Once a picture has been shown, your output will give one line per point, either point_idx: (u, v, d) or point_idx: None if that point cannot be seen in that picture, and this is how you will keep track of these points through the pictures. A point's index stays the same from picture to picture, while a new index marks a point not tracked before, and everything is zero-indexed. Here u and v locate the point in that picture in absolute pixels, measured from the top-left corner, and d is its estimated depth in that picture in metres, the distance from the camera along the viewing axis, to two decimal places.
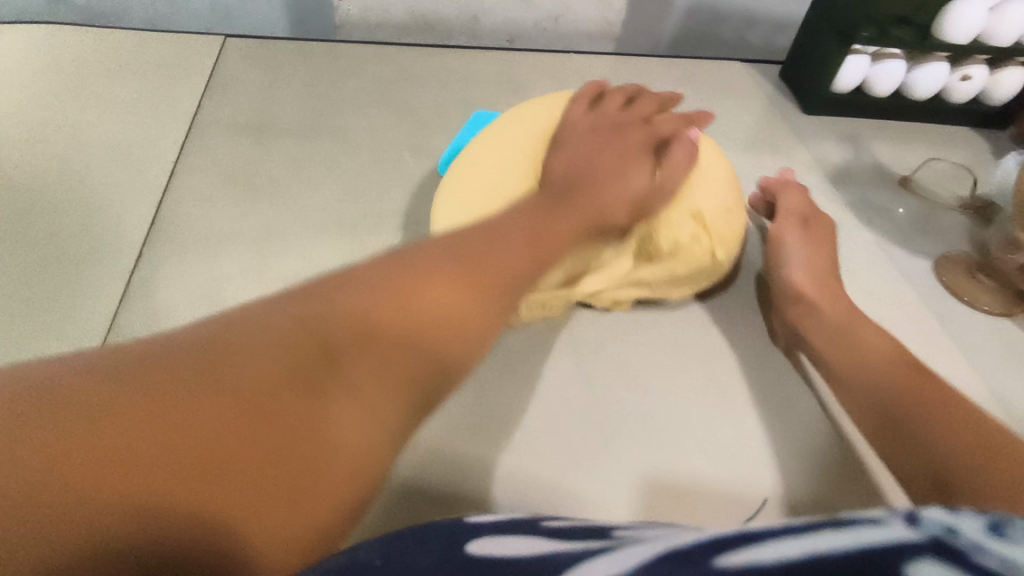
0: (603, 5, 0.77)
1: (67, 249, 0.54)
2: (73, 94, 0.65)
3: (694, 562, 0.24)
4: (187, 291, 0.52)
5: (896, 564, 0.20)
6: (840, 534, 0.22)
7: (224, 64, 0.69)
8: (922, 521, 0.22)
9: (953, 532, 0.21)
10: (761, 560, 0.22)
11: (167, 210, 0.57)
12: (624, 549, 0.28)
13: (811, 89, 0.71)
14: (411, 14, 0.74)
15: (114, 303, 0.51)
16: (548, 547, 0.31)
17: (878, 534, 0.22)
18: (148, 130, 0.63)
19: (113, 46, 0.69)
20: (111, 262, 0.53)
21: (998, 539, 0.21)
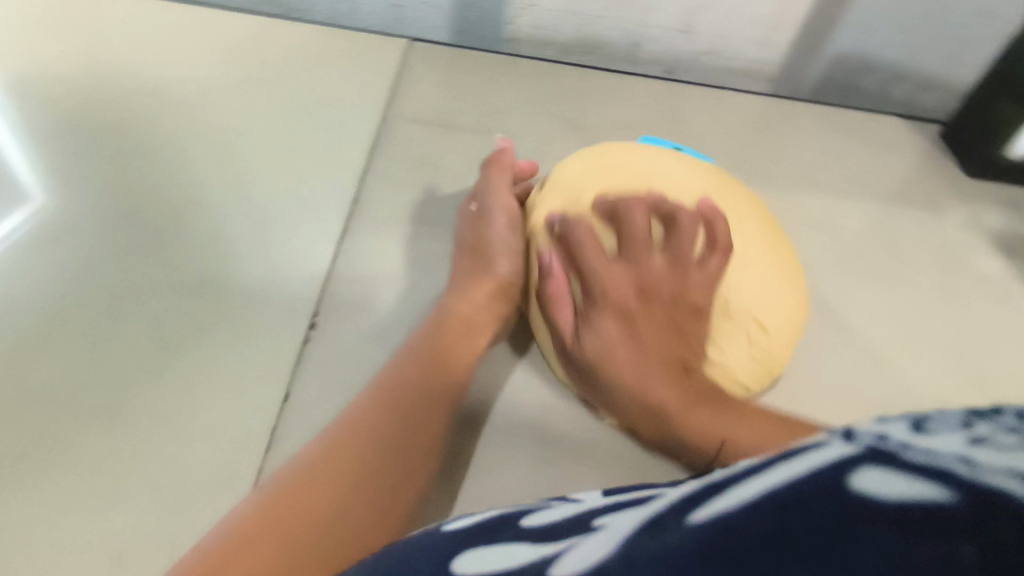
0: (764, 48, 0.78)
1: (273, 234, 0.62)
2: (275, 85, 0.73)
3: (668, 524, 0.25)
4: (382, 279, 0.60)
5: (841, 483, 0.21)
6: (787, 468, 0.22)
7: (404, 70, 0.74)
8: (857, 436, 0.22)
9: (886, 438, 0.21)
10: (728, 506, 0.23)
11: (358, 203, 0.65)
12: (596, 535, 0.29)
13: (979, 151, 0.69)
14: (577, 35, 0.77)
15: (320, 281, 0.60)
16: (536, 554, 0.30)
17: (822, 459, 0.22)
18: (337, 125, 0.69)
19: (308, 45, 0.77)
20: (313, 244, 0.62)
21: (922, 435, 0.21)
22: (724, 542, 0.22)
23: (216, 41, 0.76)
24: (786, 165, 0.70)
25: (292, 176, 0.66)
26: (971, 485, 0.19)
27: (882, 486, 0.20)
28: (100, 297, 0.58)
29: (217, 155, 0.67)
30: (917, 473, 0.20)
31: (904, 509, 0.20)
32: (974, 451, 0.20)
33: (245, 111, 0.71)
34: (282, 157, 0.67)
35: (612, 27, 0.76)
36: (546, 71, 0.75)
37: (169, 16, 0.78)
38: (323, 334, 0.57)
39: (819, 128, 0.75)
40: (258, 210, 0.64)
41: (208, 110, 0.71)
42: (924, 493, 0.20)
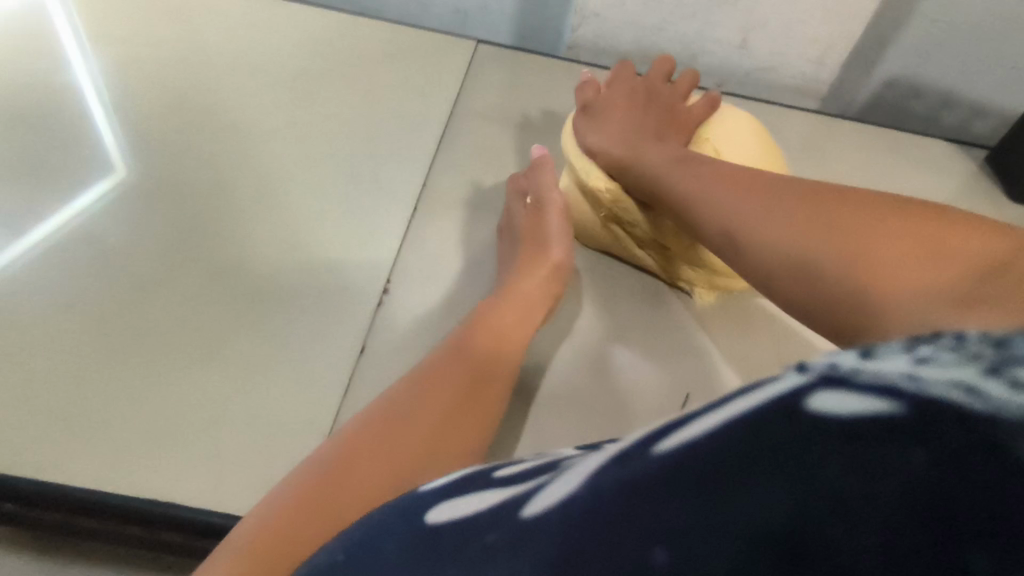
0: (815, 67, 0.81)
1: (348, 214, 0.68)
2: (353, 77, 0.79)
3: (634, 456, 0.27)
4: (445, 261, 0.66)
5: (799, 407, 0.22)
6: (748, 399, 0.24)
7: (471, 73, 0.80)
8: (810, 367, 0.23)
9: (837, 365, 0.22)
10: (692, 437, 0.25)
11: (423, 192, 0.70)
12: (569, 471, 0.31)
13: (1022, 179, 0.71)
14: (635, 45, 0.81)
15: (390, 257, 0.66)
16: (507, 493, 0.33)
17: (780, 390, 0.23)
18: (407, 120, 0.75)
19: (382, 41, 0.83)
20: (383, 226, 0.68)
21: (870, 360, 0.22)
22: (688, 463, 0.24)
23: (298, 33, 0.83)
24: (830, 180, 0.73)
25: (364, 163, 0.72)
26: (915, 399, 0.21)
27: (835, 406, 0.22)
28: (194, 259, 0.64)
29: (291, 139, 0.73)
30: (868, 390, 0.21)
31: (857, 424, 0.21)
32: (919, 369, 0.21)
33: (321, 100, 0.76)
34: (359, 144, 0.73)
35: (670, 39, 0.80)
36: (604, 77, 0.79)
37: (258, 8, 0.84)
38: (393, 302, 0.63)
39: (866, 146, 0.77)
40: (332, 191, 0.70)
41: (292, 96, 0.77)
42: (873, 409, 0.21)
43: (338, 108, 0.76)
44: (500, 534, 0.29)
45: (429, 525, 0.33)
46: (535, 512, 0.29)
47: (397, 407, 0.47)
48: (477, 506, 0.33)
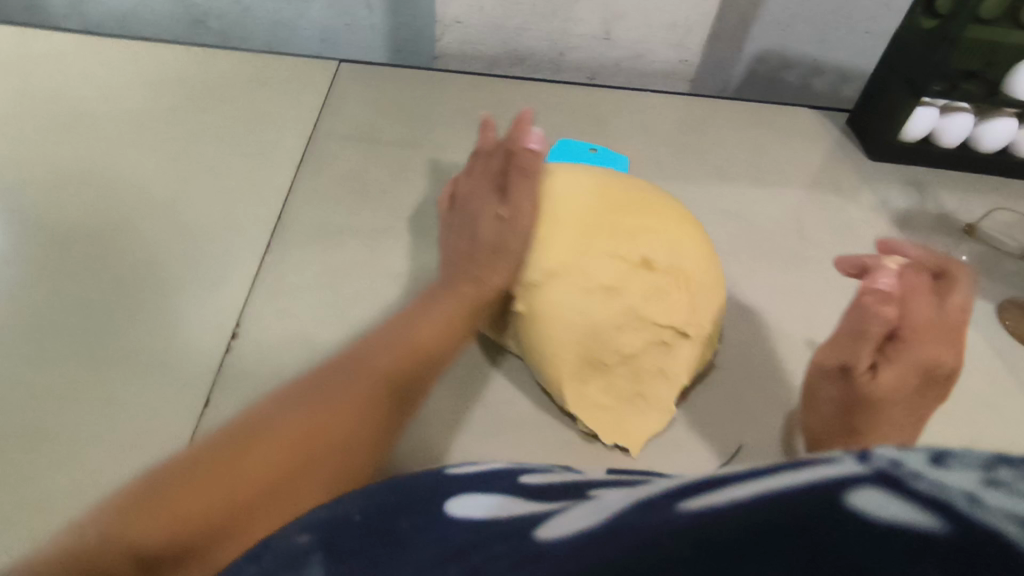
0: (680, 50, 0.83)
1: (199, 246, 0.61)
2: (207, 103, 0.73)
3: (659, 505, 0.22)
4: (311, 274, 0.60)
5: (837, 493, 0.18)
6: (792, 473, 0.20)
7: (336, 84, 0.77)
8: (871, 457, 0.19)
9: (900, 463, 0.18)
10: (729, 498, 0.20)
11: (289, 206, 0.64)
12: (585, 508, 0.30)
13: (878, 136, 0.74)
14: (504, 49, 0.82)
15: (249, 283, 0.59)
16: (524, 511, 0.31)
17: (828, 474, 0.19)
18: (271, 135, 0.70)
19: (242, 63, 0.79)
20: (246, 247, 0.61)
21: (938, 467, 0.18)
22: (713, 525, 0.19)
23: (150, 62, 0.78)
24: (703, 159, 0.74)
25: (223, 182, 0.66)
26: (963, 521, 0.16)
27: (873, 504, 0.18)
28: (19, 319, 0.55)
29: (142, 170, 0.67)
30: (918, 498, 0.17)
31: (894, 533, 0.17)
32: (986, 491, 0.17)
33: (176, 125, 0.71)
34: (214, 172, 0.67)
35: (536, 39, 0.81)
36: (475, 83, 0.79)
37: (104, 47, 0.79)
38: (249, 336, 0.55)
39: (735, 124, 0.79)
40: (188, 219, 0.63)
41: (140, 130, 0.70)
42: (914, 520, 0.17)
43: (195, 130, 0.71)
44: (508, 548, 0.26)
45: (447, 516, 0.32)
46: (553, 537, 0.25)
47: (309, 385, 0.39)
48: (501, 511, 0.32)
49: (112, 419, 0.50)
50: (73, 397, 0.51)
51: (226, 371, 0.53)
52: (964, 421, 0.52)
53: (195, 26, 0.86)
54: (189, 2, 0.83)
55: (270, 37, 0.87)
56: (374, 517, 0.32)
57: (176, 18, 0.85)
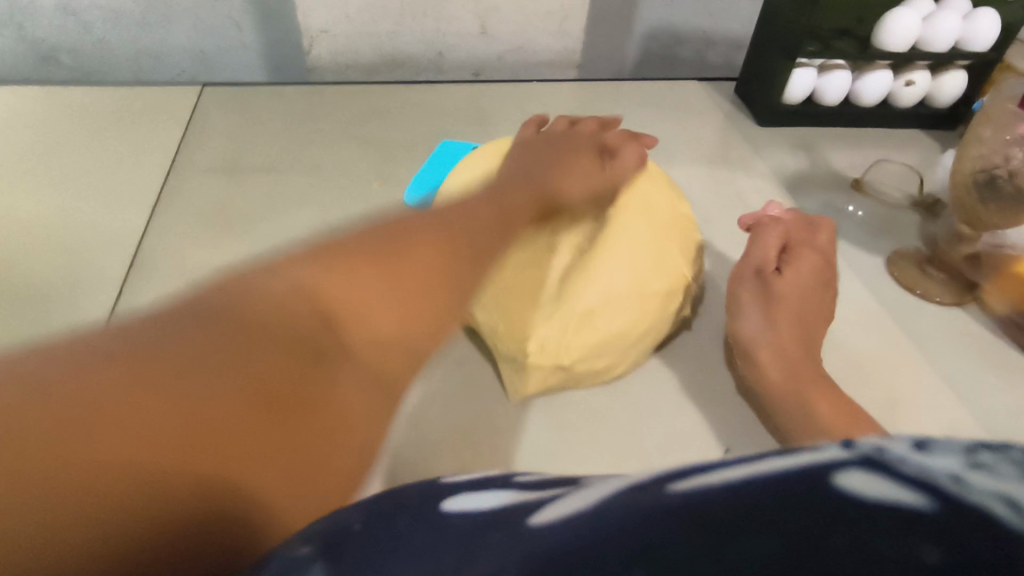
0: (562, 37, 0.81)
1: (50, 300, 0.55)
2: (60, 144, 0.68)
3: (650, 487, 0.20)
4: None
5: (823, 477, 0.17)
6: (774, 459, 0.18)
7: (203, 110, 0.72)
8: (855, 445, 0.18)
9: (884, 449, 0.17)
10: (719, 480, 0.18)
11: (148, 245, 0.60)
12: (582, 492, 0.24)
13: (763, 101, 0.75)
14: (381, 54, 0.79)
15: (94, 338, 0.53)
16: (513, 498, 0.26)
17: (809, 458, 0.18)
18: (132, 172, 0.65)
19: (97, 99, 0.73)
20: (98, 296, 0.56)
21: (922, 452, 0.17)
22: (704, 507, 0.18)
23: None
24: None
25: (77, 229, 0.61)
26: (956, 502, 0.15)
27: (865, 487, 0.17)
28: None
29: None
30: (909, 479, 0.16)
31: (887, 512, 0.16)
32: (971, 473, 0.16)
33: (21, 171, 0.65)
34: (67, 217, 0.61)
35: (411, 42, 0.78)
36: (353, 95, 0.76)
37: None
38: None
39: (624, 105, 0.78)
40: (28, 275, 0.57)
41: None
42: (905, 501, 0.16)
43: (43, 175, 0.65)
44: (504, 537, 0.22)
45: (448, 482, 0.31)
46: (545, 518, 0.21)
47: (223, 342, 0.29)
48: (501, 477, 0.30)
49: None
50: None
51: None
52: (867, 376, 0.52)
53: (45, 63, 0.79)
54: (36, 37, 0.77)
55: (132, 69, 0.81)
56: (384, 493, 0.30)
57: (22, 56, 0.78)
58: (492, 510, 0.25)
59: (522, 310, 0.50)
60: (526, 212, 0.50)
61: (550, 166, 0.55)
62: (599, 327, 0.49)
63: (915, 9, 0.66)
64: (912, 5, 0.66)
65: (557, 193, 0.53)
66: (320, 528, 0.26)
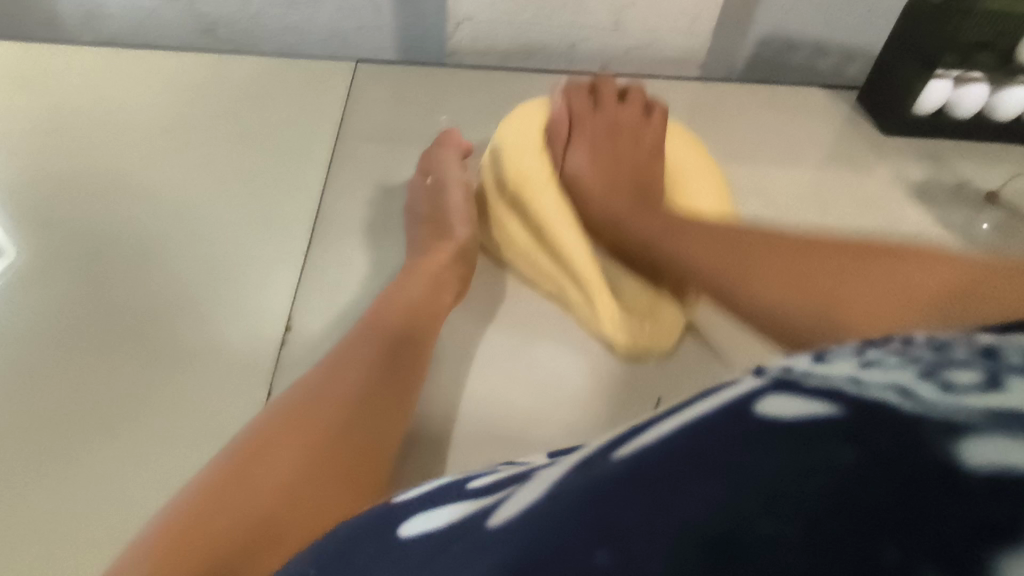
0: (688, 37, 0.84)
1: (243, 250, 0.62)
2: (228, 108, 0.73)
3: (595, 462, 0.27)
4: (349, 269, 0.62)
5: (748, 408, 0.24)
6: (703, 405, 0.26)
7: (355, 82, 0.77)
8: (767, 372, 0.26)
9: (790, 370, 0.25)
10: (654, 438, 0.26)
11: (325, 206, 0.66)
12: (538, 478, 0.31)
13: (893, 111, 0.75)
14: (516, 43, 0.83)
15: (294, 281, 0.61)
16: (472, 506, 0.32)
17: (737, 395, 0.26)
18: (294, 136, 0.71)
19: (254, 64, 0.78)
20: (286, 245, 0.63)
21: (821, 366, 0.25)
22: (648, 460, 0.25)
23: (162, 67, 0.77)
24: (718, 142, 0.75)
25: (256, 186, 0.67)
26: (857, 399, 0.23)
27: (782, 408, 0.24)
28: (80, 326, 0.57)
29: (169, 180, 0.67)
30: (816, 392, 0.24)
31: (802, 423, 0.23)
32: (864, 373, 0.24)
33: (195, 130, 0.71)
34: (243, 179, 0.67)
35: (546, 32, 0.82)
36: (488, 77, 0.79)
37: (114, 56, 0.78)
38: (300, 332, 0.58)
39: (749, 105, 0.80)
40: (230, 220, 0.64)
41: (164, 141, 0.70)
42: (818, 411, 0.23)
43: (216, 135, 0.71)
44: (466, 543, 0.27)
45: (401, 539, 0.32)
46: (499, 522, 0.27)
47: (295, 405, 0.45)
48: (456, 517, 0.31)
49: (190, 408, 0.53)
50: (146, 393, 0.54)
51: (285, 358, 0.56)
52: None
53: (204, 35, 0.86)
54: (201, 12, 0.83)
55: (280, 44, 0.87)
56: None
57: (186, 28, 0.85)
58: (453, 523, 0.31)
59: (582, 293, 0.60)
60: (446, 287, 0.58)
61: (433, 246, 0.61)
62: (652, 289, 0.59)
63: None
64: None
65: (461, 250, 0.61)
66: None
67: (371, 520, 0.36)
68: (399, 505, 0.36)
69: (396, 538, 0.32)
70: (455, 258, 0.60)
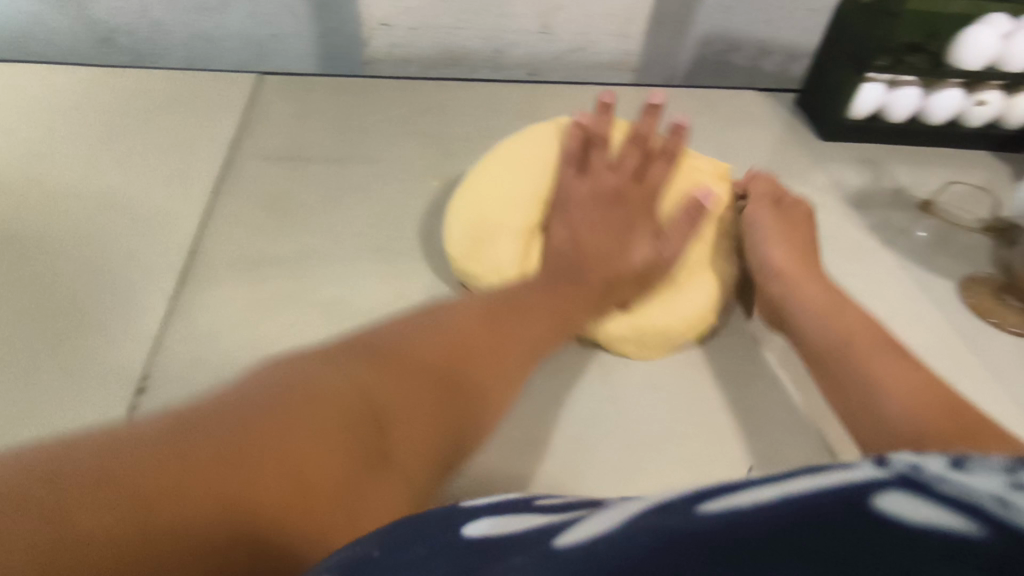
0: (620, 40, 0.80)
1: (110, 284, 0.54)
2: (117, 124, 0.67)
3: (673, 505, 0.22)
4: (230, 303, 0.54)
5: (862, 499, 0.19)
6: (807, 478, 0.21)
7: (262, 96, 0.72)
8: (889, 462, 0.20)
9: (920, 468, 0.20)
10: (744, 502, 0.21)
11: (208, 233, 0.58)
12: (614, 509, 0.27)
13: (828, 115, 0.73)
14: (439, 49, 0.79)
15: (160, 321, 0.52)
16: (544, 520, 0.29)
17: (846, 479, 0.20)
18: (190, 153, 0.65)
19: (152, 78, 0.72)
20: (160, 279, 0.55)
21: (959, 472, 0.19)
22: (739, 528, 0.20)
23: (47, 83, 0.70)
24: None
25: (137, 211, 0.59)
26: (1001, 525, 0.17)
27: (906, 510, 0.19)
28: None
29: (35, 205, 0.59)
30: (945, 501, 0.19)
31: (925, 535, 0.18)
32: (1012, 494, 0.18)
33: (75, 149, 0.64)
34: (123, 201, 0.60)
35: (470, 38, 0.78)
36: (409, 87, 0.75)
37: None
38: (159, 384, 0.49)
39: (682, 112, 0.77)
40: (98, 249, 0.56)
41: (36, 160, 0.63)
42: (948, 524, 0.18)
43: (100, 154, 0.64)
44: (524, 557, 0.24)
45: (464, 539, 0.28)
46: (568, 543, 0.24)
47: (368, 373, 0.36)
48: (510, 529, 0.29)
49: None
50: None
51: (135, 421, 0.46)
52: None
53: (103, 45, 0.79)
54: (96, 19, 0.77)
55: (187, 55, 0.81)
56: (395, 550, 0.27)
57: (81, 38, 0.79)
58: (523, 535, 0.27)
59: (511, 250, 0.53)
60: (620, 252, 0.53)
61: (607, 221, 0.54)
62: (635, 316, 0.52)
63: (994, 26, 0.63)
64: (991, 23, 0.63)
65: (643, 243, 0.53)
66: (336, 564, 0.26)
67: (428, 514, 0.31)
68: (457, 508, 0.32)
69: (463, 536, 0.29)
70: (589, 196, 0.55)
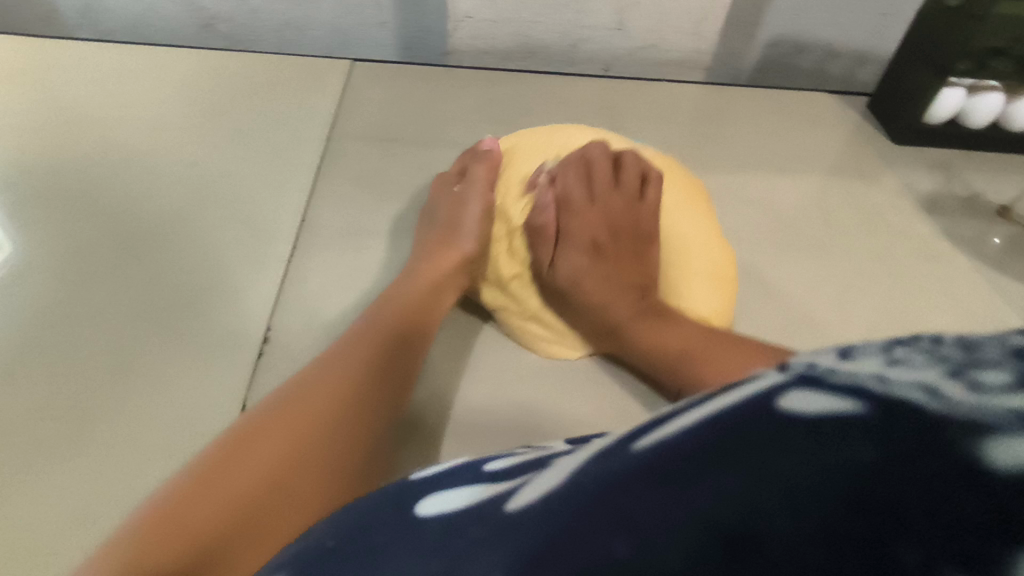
0: (695, 38, 0.82)
1: (228, 251, 0.59)
2: (222, 105, 0.72)
3: (616, 448, 0.23)
4: (333, 272, 0.58)
5: (767, 402, 0.19)
6: (721, 397, 0.21)
7: (351, 81, 0.76)
8: (789, 366, 0.20)
9: (814, 364, 0.20)
10: (672, 431, 0.21)
11: (311, 206, 0.62)
12: (561, 462, 0.26)
13: (903, 120, 0.73)
14: (516, 41, 0.82)
15: (277, 283, 0.57)
16: (487, 491, 0.28)
17: (752, 389, 0.20)
18: (288, 133, 0.69)
19: (251, 62, 0.77)
20: (276, 247, 0.59)
21: (846, 361, 0.20)
22: (667, 459, 0.20)
23: (158, 64, 0.76)
24: (724, 148, 0.73)
25: (244, 184, 0.64)
26: (885, 399, 0.18)
27: (803, 404, 0.19)
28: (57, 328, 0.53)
29: (154, 176, 0.64)
30: (840, 389, 0.19)
31: (823, 422, 0.18)
32: (891, 371, 0.19)
33: (187, 125, 0.69)
34: (229, 178, 0.64)
35: (547, 31, 0.80)
36: (487, 77, 0.78)
37: (112, 50, 0.77)
38: (280, 341, 0.53)
39: (755, 111, 0.78)
40: (220, 216, 0.61)
41: (153, 136, 0.68)
42: (839, 408, 0.18)
43: (209, 131, 0.69)
44: (479, 526, 0.24)
45: (417, 521, 0.28)
46: (519, 505, 0.24)
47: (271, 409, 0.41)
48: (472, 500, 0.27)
49: (165, 417, 0.49)
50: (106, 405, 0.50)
51: (263, 368, 0.52)
52: None
53: (203, 30, 0.85)
54: (200, 7, 0.82)
55: (279, 42, 0.86)
56: (348, 540, 0.29)
57: (184, 23, 0.84)
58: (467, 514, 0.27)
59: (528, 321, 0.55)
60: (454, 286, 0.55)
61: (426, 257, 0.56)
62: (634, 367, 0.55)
63: None
64: None
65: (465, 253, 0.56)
66: (294, 560, 0.29)
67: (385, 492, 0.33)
68: (415, 485, 0.33)
69: (414, 517, 0.29)
70: (457, 272, 0.55)
